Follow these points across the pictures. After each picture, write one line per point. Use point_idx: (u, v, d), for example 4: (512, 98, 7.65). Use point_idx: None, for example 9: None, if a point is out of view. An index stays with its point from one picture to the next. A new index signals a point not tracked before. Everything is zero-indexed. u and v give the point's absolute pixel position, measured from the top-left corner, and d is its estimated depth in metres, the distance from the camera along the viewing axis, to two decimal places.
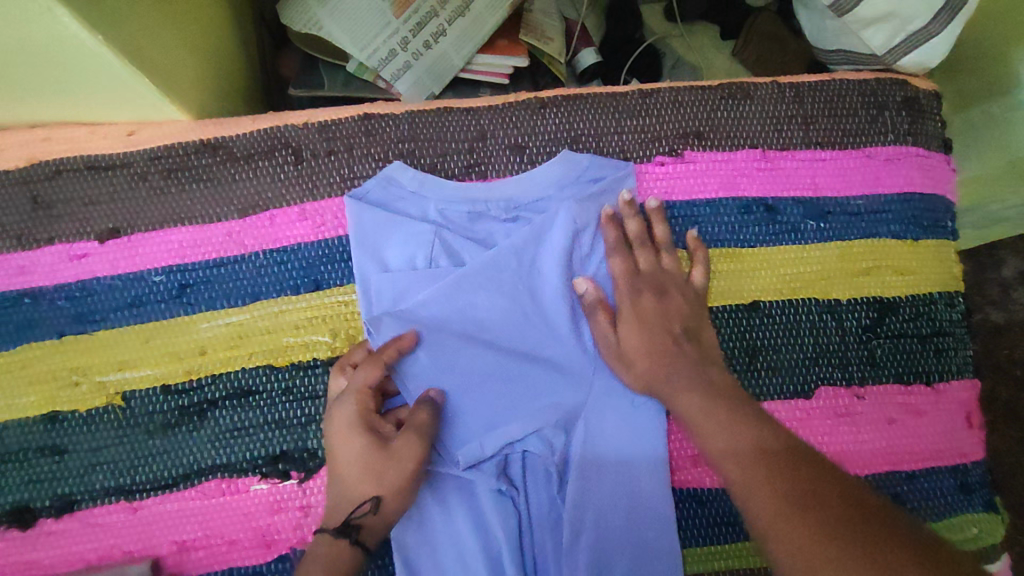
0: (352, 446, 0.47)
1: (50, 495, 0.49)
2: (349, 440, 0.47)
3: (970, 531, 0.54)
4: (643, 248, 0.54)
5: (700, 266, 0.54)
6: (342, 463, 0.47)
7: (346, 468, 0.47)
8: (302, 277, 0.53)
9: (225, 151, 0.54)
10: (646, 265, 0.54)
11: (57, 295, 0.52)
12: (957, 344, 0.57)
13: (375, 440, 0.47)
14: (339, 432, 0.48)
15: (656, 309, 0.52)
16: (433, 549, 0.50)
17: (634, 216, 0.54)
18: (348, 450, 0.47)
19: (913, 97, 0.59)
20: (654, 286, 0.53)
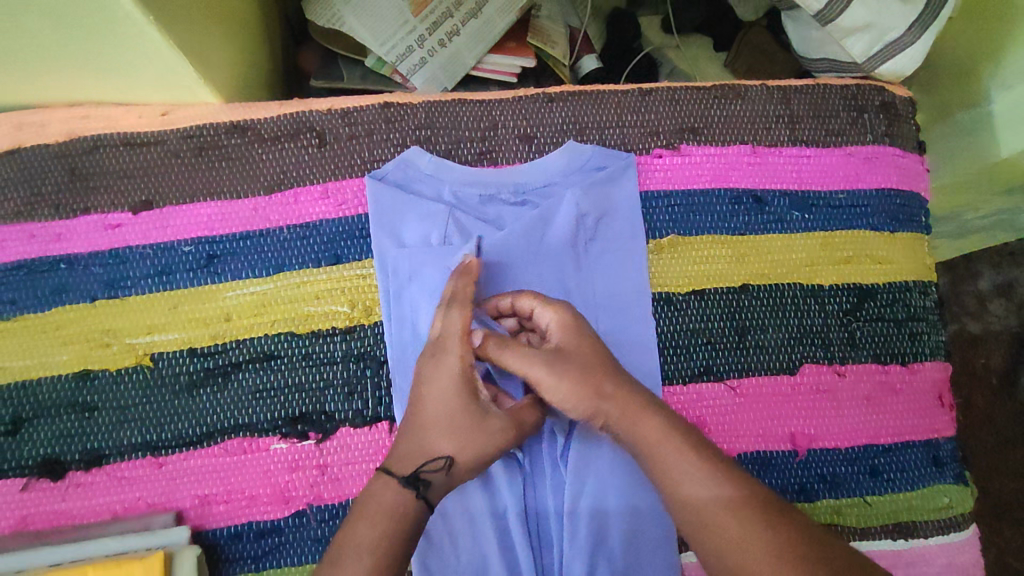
0: (442, 389, 0.50)
1: (79, 450, 0.52)
2: (442, 385, 0.50)
3: (942, 501, 0.58)
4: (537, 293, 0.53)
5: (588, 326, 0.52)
6: (429, 405, 0.50)
7: (430, 414, 0.49)
8: (323, 251, 0.56)
9: (254, 132, 0.58)
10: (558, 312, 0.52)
11: (92, 261, 0.55)
12: (929, 328, 0.61)
13: (471, 399, 0.50)
14: (434, 378, 0.50)
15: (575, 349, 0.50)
16: (444, 510, 0.53)
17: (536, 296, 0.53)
18: (440, 400, 0.50)
19: (890, 102, 0.64)
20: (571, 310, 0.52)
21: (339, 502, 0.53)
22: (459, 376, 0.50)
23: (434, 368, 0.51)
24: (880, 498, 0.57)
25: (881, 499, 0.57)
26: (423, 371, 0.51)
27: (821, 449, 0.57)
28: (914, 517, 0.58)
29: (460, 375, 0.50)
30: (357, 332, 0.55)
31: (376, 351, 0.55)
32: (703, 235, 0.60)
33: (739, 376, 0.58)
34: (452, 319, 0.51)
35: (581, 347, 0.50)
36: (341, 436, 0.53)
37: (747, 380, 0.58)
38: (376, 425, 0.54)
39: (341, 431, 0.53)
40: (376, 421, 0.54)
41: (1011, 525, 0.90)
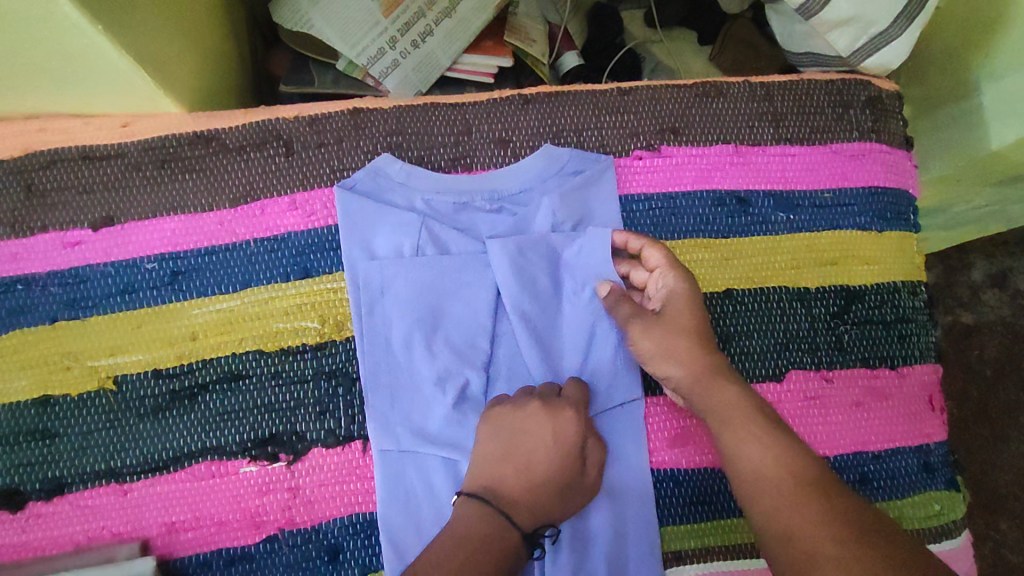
0: (546, 445, 0.49)
1: (41, 478, 0.50)
2: (548, 441, 0.50)
3: (933, 508, 0.56)
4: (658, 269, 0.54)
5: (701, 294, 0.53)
6: (535, 457, 0.49)
7: (535, 468, 0.49)
8: (291, 265, 0.54)
9: (219, 142, 0.56)
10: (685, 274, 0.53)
11: (50, 281, 0.53)
12: (919, 330, 0.59)
13: (569, 458, 0.50)
14: (539, 427, 0.50)
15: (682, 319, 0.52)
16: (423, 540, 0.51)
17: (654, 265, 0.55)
18: (546, 455, 0.49)
19: (877, 97, 0.62)
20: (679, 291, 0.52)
21: (312, 526, 0.51)
22: (562, 440, 0.50)
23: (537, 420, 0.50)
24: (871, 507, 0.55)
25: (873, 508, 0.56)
26: (518, 421, 0.50)
27: None
28: (906, 526, 0.56)
29: (558, 438, 0.50)
30: (329, 349, 0.54)
31: (348, 368, 0.53)
32: (685, 238, 0.58)
33: None
34: (570, 390, 0.53)
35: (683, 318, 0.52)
36: (312, 458, 0.52)
37: None
38: (350, 444, 0.52)
39: (313, 452, 0.52)
40: (349, 440, 0.52)
41: (1008, 519, 0.89)
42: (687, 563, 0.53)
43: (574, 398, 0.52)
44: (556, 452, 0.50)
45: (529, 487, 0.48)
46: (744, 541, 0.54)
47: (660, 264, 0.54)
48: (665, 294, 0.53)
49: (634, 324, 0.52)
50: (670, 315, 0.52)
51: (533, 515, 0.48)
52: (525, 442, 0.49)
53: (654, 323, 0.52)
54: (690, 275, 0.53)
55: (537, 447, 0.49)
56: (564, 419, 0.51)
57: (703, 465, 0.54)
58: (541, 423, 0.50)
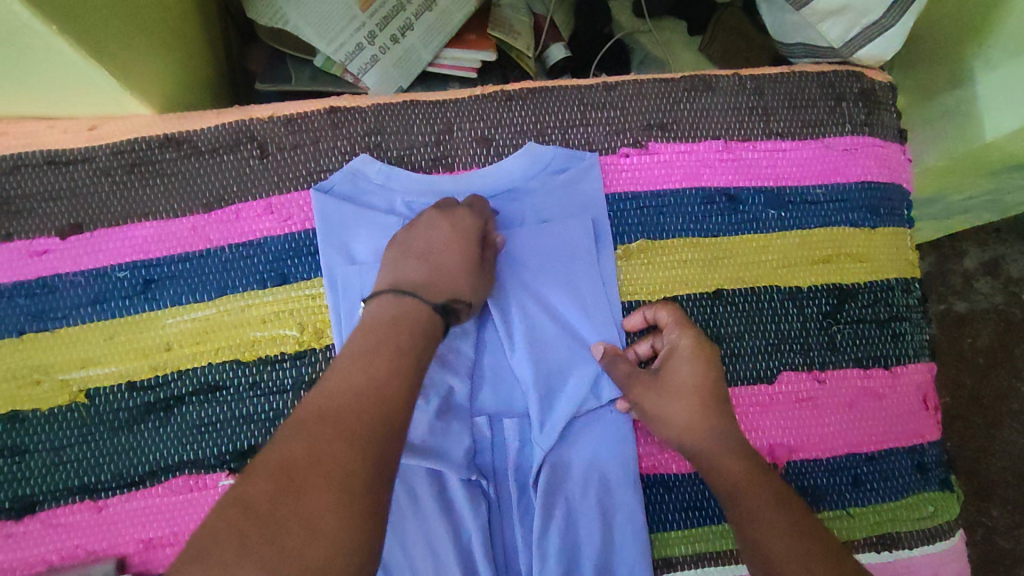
0: (435, 231, 0.50)
1: (12, 495, 0.49)
2: (441, 234, 0.50)
3: (927, 510, 0.55)
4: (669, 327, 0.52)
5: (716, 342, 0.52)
6: (430, 243, 0.49)
7: (430, 250, 0.49)
8: (268, 271, 0.53)
9: (190, 145, 0.54)
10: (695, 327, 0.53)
11: (17, 293, 0.51)
12: (913, 328, 0.58)
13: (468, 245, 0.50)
14: (435, 227, 0.50)
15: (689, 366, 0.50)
16: (408, 549, 0.50)
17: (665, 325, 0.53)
18: (441, 241, 0.50)
19: (870, 89, 0.60)
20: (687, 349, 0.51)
21: None
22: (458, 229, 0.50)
23: (430, 216, 0.51)
24: (863, 510, 0.54)
25: (866, 510, 0.54)
26: (417, 224, 0.51)
27: (802, 461, 0.55)
28: (899, 527, 0.55)
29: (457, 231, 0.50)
30: (308, 357, 0.52)
31: None
32: (674, 238, 0.57)
33: None
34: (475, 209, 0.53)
35: (685, 380, 0.50)
36: None
37: None
38: None
39: None
40: None
41: (1000, 506, 0.89)
42: (676, 569, 0.52)
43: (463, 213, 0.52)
44: (449, 237, 0.50)
45: (426, 263, 0.48)
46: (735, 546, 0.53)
47: (670, 322, 0.52)
48: (670, 352, 0.51)
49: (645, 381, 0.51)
50: (672, 375, 0.50)
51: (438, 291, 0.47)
52: (419, 239, 0.50)
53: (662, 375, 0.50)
54: (697, 332, 0.51)
55: (433, 238, 0.50)
56: (460, 215, 0.51)
57: (694, 470, 0.53)
58: (436, 220, 0.51)
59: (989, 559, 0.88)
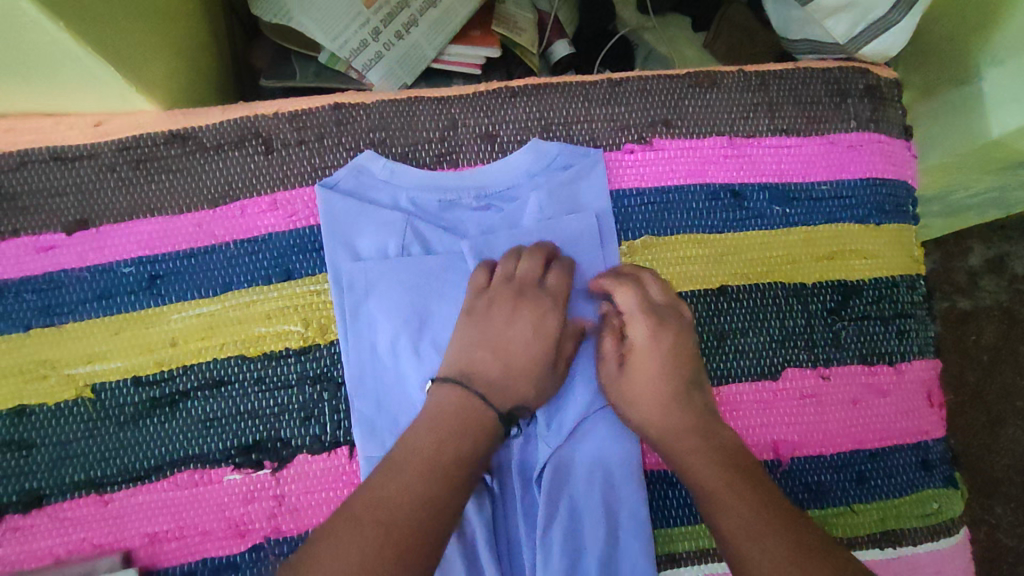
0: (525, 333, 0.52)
1: (18, 490, 0.49)
2: (525, 335, 0.52)
3: (931, 506, 0.55)
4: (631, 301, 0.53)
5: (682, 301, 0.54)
6: (512, 338, 0.52)
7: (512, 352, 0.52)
8: (273, 267, 0.53)
9: (195, 141, 0.54)
10: (654, 296, 0.53)
11: (24, 288, 0.51)
12: (918, 325, 0.58)
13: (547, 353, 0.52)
14: (518, 320, 0.52)
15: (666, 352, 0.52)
16: None
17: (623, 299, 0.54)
18: (526, 343, 0.52)
19: (875, 86, 0.60)
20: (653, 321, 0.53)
21: (298, 534, 0.50)
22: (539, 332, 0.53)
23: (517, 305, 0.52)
24: (866, 506, 0.54)
25: (870, 507, 0.54)
26: (497, 302, 0.53)
27: (806, 457, 0.54)
28: (903, 524, 0.55)
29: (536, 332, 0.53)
30: (313, 353, 0.52)
31: (334, 372, 0.52)
32: (678, 234, 0.57)
33: (718, 383, 0.55)
34: (550, 277, 0.54)
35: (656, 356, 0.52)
36: (298, 464, 0.50)
37: (727, 387, 0.55)
38: (336, 450, 0.51)
39: (298, 459, 0.50)
40: (335, 446, 0.51)
41: (1004, 504, 0.88)
42: (680, 565, 0.52)
43: (529, 272, 0.53)
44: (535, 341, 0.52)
45: (503, 367, 0.51)
46: None
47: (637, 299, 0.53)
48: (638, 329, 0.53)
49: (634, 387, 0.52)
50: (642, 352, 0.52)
51: (507, 397, 0.50)
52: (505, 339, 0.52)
53: (641, 369, 0.52)
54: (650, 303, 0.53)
55: (514, 335, 0.52)
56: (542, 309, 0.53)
57: None
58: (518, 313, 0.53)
59: (993, 556, 0.88)
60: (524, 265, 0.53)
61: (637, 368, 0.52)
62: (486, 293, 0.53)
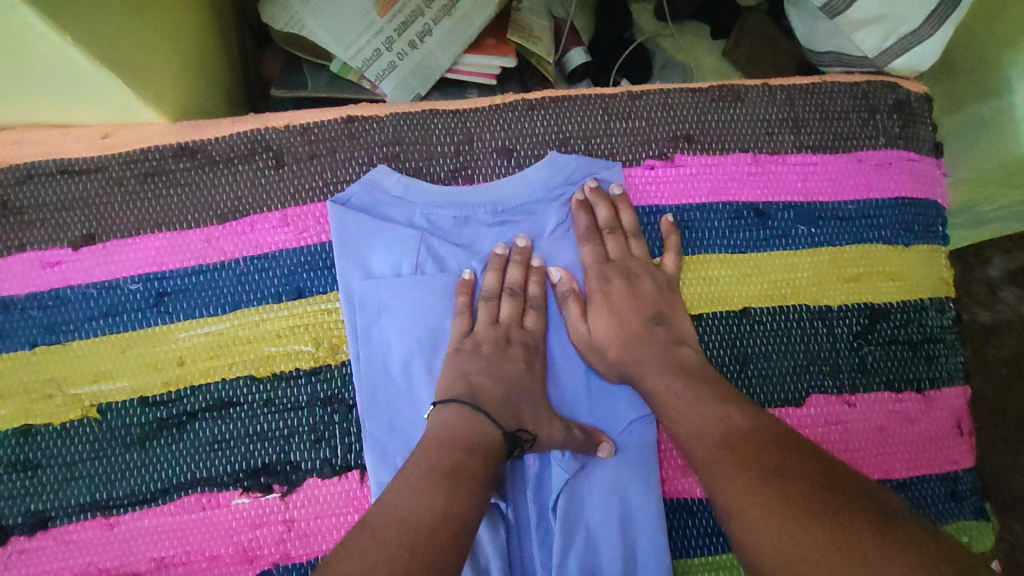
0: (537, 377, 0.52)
1: (23, 511, 0.48)
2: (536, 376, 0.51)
3: (959, 540, 0.53)
4: (613, 234, 0.55)
5: (671, 252, 0.54)
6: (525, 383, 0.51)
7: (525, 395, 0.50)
8: (283, 285, 0.52)
9: (205, 154, 0.53)
10: (615, 252, 0.55)
11: (30, 304, 0.50)
12: (947, 350, 0.56)
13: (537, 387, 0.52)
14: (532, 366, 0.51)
15: (626, 297, 0.53)
16: None
17: (590, 240, 0.55)
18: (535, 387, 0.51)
19: (905, 101, 0.58)
20: (623, 271, 0.54)
21: (308, 560, 0.48)
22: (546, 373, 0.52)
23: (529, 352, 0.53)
24: None
25: None
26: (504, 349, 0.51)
27: None
28: None
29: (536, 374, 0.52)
30: (324, 373, 0.51)
31: (345, 394, 0.51)
32: (697, 254, 0.55)
33: None
34: (529, 319, 0.54)
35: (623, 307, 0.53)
36: (308, 488, 0.49)
37: None
38: (347, 474, 0.49)
39: (308, 482, 0.49)
40: (346, 470, 0.49)
41: None
42: None
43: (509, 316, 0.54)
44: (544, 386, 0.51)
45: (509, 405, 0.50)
46: None
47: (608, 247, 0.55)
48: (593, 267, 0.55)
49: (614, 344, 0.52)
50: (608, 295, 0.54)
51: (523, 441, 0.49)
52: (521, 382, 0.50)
53: (605, 320, 0.53)
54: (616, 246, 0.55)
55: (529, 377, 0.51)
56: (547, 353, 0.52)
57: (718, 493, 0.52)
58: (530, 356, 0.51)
59: None
60: (505, 308, 0.54)
61: (599, 322, 0.53)
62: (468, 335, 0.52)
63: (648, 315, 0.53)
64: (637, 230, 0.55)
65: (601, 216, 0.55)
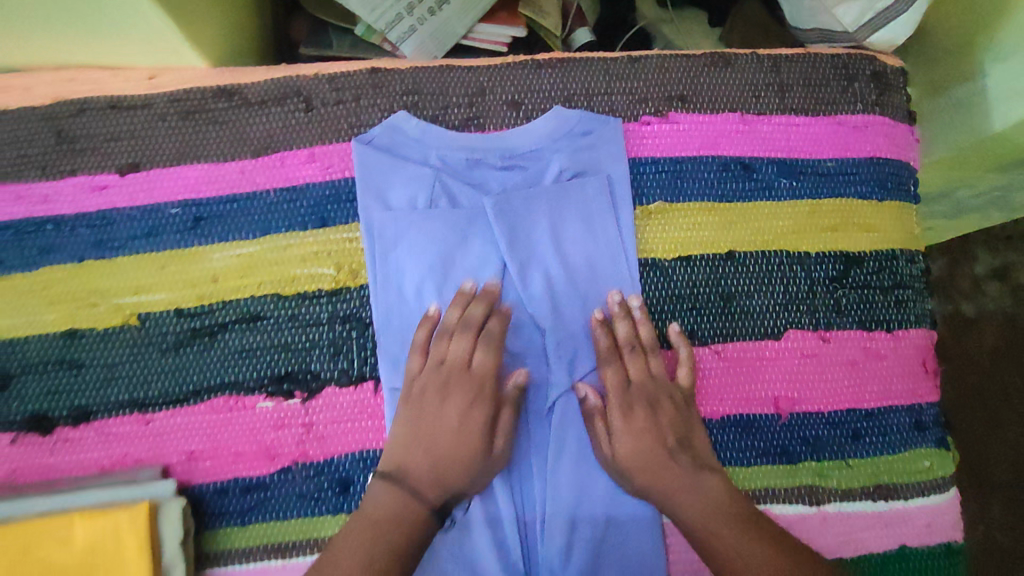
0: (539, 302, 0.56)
1: (66, 406, 0.52)
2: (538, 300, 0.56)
3: (922, 464, 0.58)
4: (632, 352, 0.55)
5: (684, 364, 0.55)
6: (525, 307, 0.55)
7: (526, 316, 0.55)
8: (309, 214, 0.57)
9: (241, 96, 0.58)
10: (636, 373, 0.55)
11: (79, 223, 0.55)
12: (916, 296, 0.61)
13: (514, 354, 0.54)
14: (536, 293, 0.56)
15: (648, 422, 0.54)
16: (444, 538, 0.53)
17: (611, 362, 0.55)
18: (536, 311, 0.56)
19: (881, 72, 0.64)
20: (647, 398, 0.54)
21: (325, 459, 0.54)
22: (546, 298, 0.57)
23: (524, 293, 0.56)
24: (861, 462, 0.57)
25: (862, 462, 0.57)
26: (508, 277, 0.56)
27: (805, 412, 0.58)
28: (894, 478, 0.58)
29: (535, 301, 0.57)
30: (344, 295, 0.56)
31: (362, 313, 0.56)
32: (689, 201, 0.60)
33: (722, 341, 0.58)
34: (479, 355, 0.54)
35: (650, 434, 0.53)
36: (326, 396, 0.54)
37: (732, 345, 0.58)
38: (362, 384, 0.55)
39: (327, 390, 0.54)
40: (361, 380, 0.55)
41: (999, 503, 0.90)
42: None
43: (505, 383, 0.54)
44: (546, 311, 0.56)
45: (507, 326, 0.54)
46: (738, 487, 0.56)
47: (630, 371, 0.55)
48: (617, 389, 0.55)
49: (639, 470, 0.53)
50: (637, 420, 0.54)
51: None
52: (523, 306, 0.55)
53: (629, 439, 0.53)
54: (637, 364, 0.55)
55: None
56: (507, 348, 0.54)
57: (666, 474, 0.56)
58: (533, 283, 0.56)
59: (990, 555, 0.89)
60: (462, 339, 0.54)
61: (622, 441, 0.53)
62: (444, 385, 0.54)
63: (672, 442, 0.53)
64: (656, 346, 0.56)
65: (620, 332, 0.56)
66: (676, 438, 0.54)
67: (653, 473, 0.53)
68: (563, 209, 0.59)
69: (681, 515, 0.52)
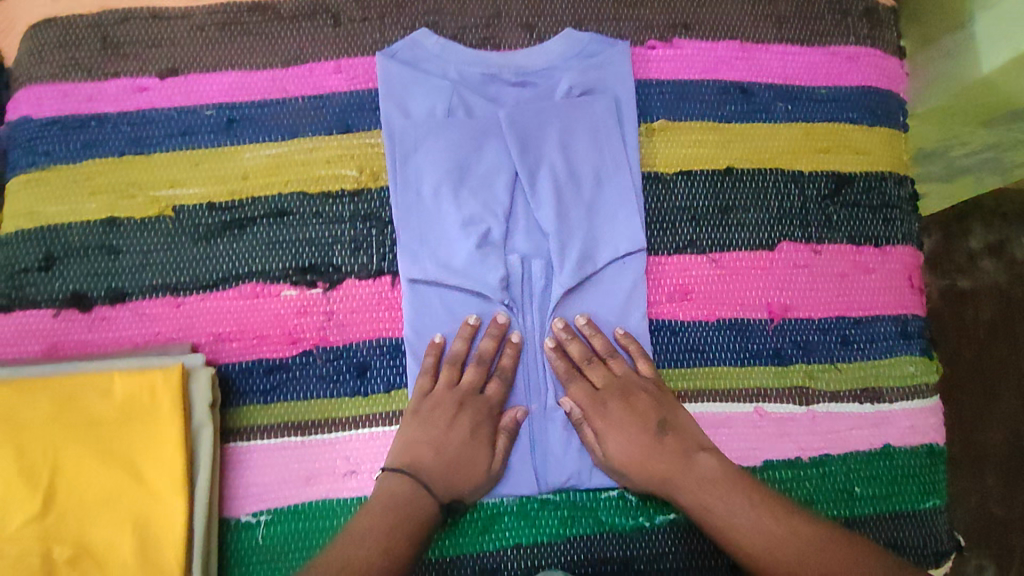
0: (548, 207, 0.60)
1: (105, 287, 0.56)
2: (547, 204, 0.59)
3: (908, 370, 0.62)
4: (591, 364, 0.57)
5: (641, 360, 0.57)
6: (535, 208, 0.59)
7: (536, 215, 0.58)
8: (335, 120, 0.60)
9: (274, 11, 0.62)
10: (601, 380, 0.56)
11: (120, 121, 0.59)
12: (904, 216, 0.64)
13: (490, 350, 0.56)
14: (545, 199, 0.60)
15: (627, 414, 0.55)
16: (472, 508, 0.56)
17: (575, 377, 0.57)
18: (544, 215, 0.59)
19: (874, 8, 0.68)
20: (620, 391, 0.56)
21: (343, 344, 0.57)
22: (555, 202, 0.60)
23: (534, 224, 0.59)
24: (849, 365, 0.61)
25: (850, 366, 0.61)
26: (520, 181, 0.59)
27: (796, 317, 0.61)
28: (881, 383, 0.61)
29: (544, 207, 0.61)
30: (365, 195, 0.59)
31: (381, 212, 0.59)
32: (690, 121, 0.64)
33: (719, 251, 0.62)
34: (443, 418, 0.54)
35: (631, 424, 0.54)
36: (346, 286, 0.58)
37: (728, 254, 0.62)
38: (380, 278, 0.58)
39: (347, 282, 0.58)
40: (379, 273, 0.58)
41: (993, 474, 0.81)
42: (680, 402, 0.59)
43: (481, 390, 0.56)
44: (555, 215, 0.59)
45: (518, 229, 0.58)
46: (733, 386, 0.60)
47: (592, 378, 0.57)
48: (587, 402, 0.56)
49: (632, 465, 0.54)
50: (616, 419, 0.55)
51: None
52: None
53: (613, 437, 0.54)
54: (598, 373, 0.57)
55: None
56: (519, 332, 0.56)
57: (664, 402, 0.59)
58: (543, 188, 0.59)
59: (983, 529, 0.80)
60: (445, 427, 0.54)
61: (608, 439, 0.54)
62: (434, 398, 0.55)
63: (654, 425, 0.54)
64: (610, 349, 0.58)
65: (574, 351, 0.57)
66: (655, 419, 0.54)
67: (637, 462, 0.54)
68: (573, 123, 0.61)
69: (678, 490, 0.52)
